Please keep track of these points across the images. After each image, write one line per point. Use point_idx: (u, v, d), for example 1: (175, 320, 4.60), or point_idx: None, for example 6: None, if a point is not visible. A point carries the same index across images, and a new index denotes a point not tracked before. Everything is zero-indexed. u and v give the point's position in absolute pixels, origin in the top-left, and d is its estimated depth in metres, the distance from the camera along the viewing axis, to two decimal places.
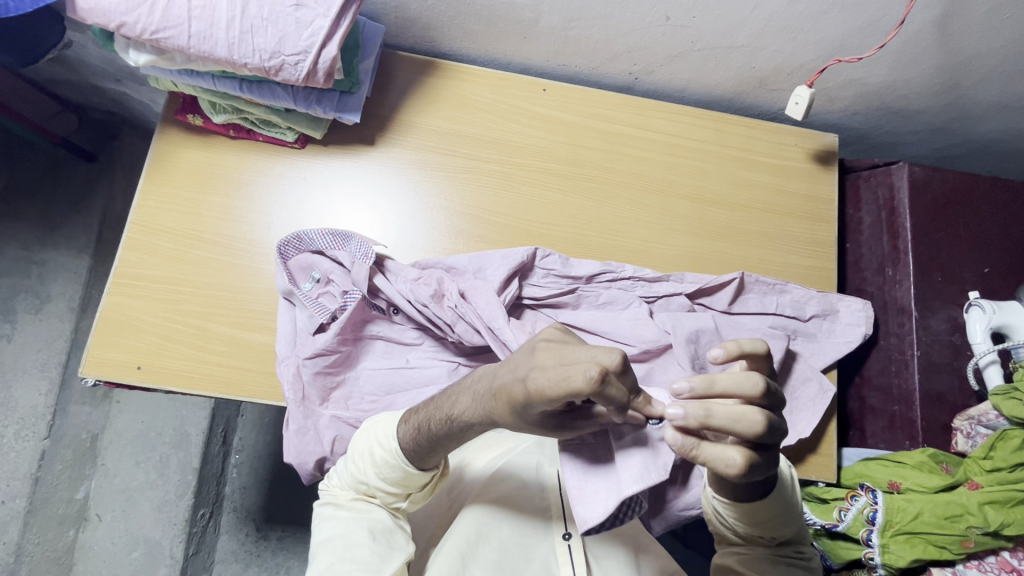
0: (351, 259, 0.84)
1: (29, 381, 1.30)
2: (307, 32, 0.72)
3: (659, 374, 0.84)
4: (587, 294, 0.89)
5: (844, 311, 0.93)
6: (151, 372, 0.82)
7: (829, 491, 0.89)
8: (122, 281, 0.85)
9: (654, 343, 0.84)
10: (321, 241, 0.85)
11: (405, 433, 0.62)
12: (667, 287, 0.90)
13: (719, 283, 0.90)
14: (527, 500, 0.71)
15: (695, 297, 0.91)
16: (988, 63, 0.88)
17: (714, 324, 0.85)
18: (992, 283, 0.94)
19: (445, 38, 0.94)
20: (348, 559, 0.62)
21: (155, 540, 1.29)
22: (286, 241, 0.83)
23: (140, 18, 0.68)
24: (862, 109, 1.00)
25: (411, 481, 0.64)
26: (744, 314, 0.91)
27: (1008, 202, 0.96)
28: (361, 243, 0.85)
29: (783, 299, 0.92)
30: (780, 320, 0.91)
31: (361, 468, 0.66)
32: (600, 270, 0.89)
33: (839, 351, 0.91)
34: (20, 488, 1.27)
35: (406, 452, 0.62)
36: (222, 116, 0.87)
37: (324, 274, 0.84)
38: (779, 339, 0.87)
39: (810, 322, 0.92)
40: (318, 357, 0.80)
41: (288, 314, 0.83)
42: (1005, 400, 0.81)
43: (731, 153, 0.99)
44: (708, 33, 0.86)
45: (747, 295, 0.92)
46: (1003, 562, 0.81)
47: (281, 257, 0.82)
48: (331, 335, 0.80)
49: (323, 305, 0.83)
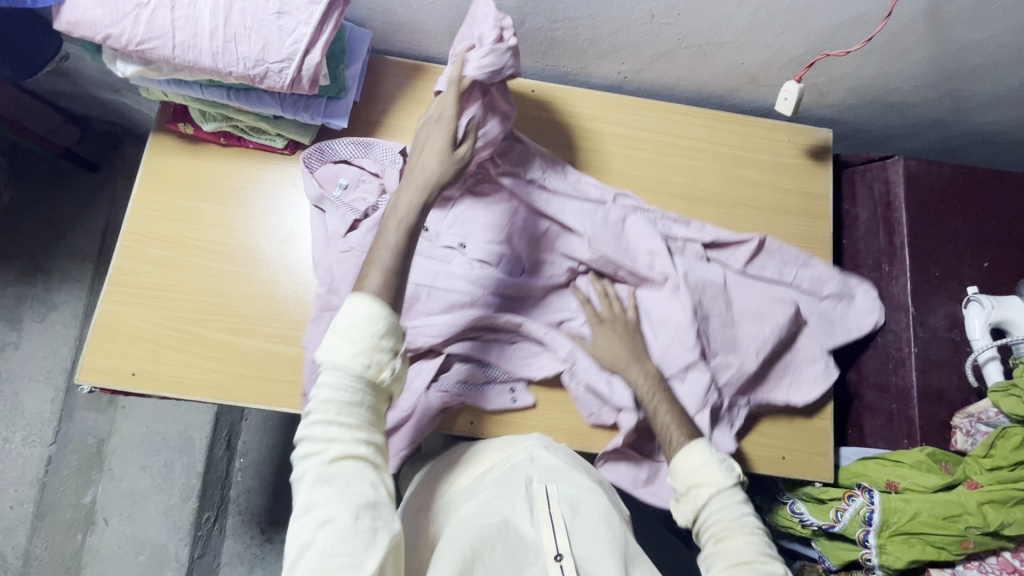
0: (380, 167, 0.90)
1: (36, 388, 1.33)
2: (290, 40, 0.72)
3: (661, 314, 0.87)
4: (611, 212, 0.91)
5: (863, 296, 0.93)
6: (146, 379, 0.83)
7: (827, 490, 0.89)
8: (116, 288, 0.86)
9: (661, 275, 0.87)
10: (346, 150, 0.90)
11: (381, 282, 0.65)
12: (686, 232, 0.92)
13: (735, 240, 0.92)
14: (520, 526, 0.66)
15: (711, 249, 0.92)
16: (982, 53, 0.86)
17: (721, 281, 0.88)
18: (993, 277, 0.92)
19: (432, 41, 0.94)
20: (329, 546, 0.53)
21: (161, 543, 1.30)
22: (309, 152, 0.88)
23: (125, 30, 0.69)
24: (856, 103, 0.98)
25: (394, 332, 0.62)
26: (758, 276, 0.92)
27: (1008, 194, 0.94)
28: (387, 150, 0.90)
29: (802, 272, 0.93)
30: (794, 290, 0.92)
31: (335, 355, 0.61)
32: (624, 194, 0.92)
33: (845, 335, 0.92)
34: (27, 493, 1.31)
35: (383, 297, 0.63)
36: (212, 124, 0.88)
37: (353, 181, 0.90)
38: (786, 305, 0.89)
39: (827, 301, 0.93)
40: (352, 252, 0.85)
41: (318, 220, 0.88)
42: (1003, 397, 0.79)
43: (722, 150, 0.99)
44: (695, 30, 0.86)
45: (766, 259, 0.92)
46: (1004, 563, 0.80)
47: (304, 166, 0.88)
48: (362, 232, 0.85)
49: (353, 206, 0.88)
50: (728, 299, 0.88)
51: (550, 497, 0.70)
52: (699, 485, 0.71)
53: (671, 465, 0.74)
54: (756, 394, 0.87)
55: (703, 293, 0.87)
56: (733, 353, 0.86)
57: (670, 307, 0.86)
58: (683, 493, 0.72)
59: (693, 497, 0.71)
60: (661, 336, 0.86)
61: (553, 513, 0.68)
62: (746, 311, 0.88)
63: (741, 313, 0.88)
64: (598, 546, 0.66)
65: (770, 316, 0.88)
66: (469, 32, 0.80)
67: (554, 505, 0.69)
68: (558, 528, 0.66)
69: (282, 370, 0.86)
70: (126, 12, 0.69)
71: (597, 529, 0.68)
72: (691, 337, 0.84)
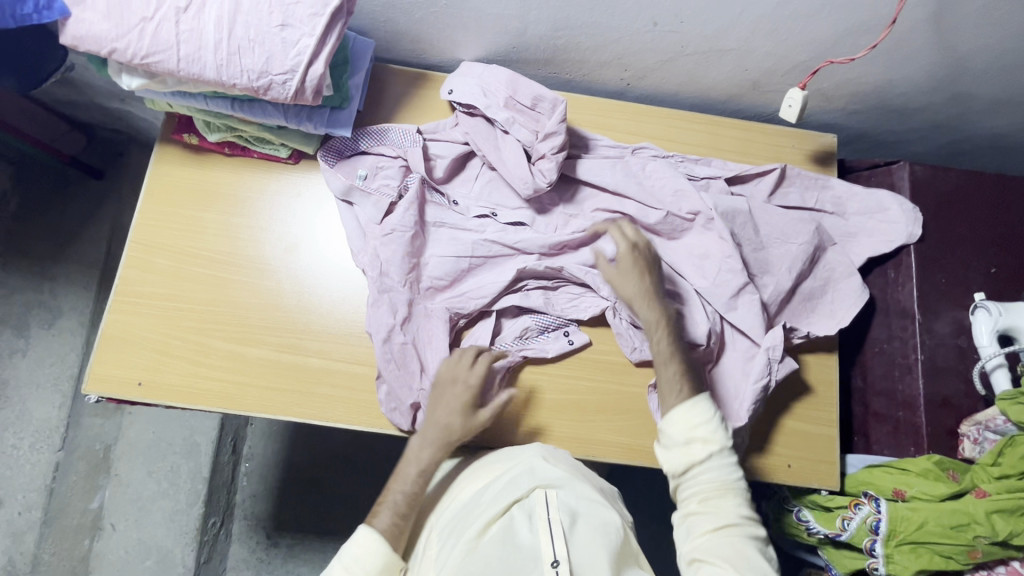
0: (400, 150, 0.91)
1: (42, 395, 1.34)
2: (293, 52, 0.72)
3: (696, 247, 0.89)
4: (631, 163, 0.92)
5: (896, 213, 0.92)
6: (151, 389, 0.84)
7: (832, 498, 0.89)
8: (121, 299, 0.86)
9: (692, 212, 0.89)
10: (361, 143, 0.91)
11: (391, 522, 0.77)
12: (707, 170, 0.94)
13: (757, 172, 0.94)
14: (519, 535, 0.67)
15: (733, 183, 0.94)
16: (988, 58, 0.86)
17: (748, 207, 0.90)
18: (1000, 284, 0.91)
19: (435, 50, 0.95)
20: None
21: (167, 548, 1.31)
22: (325, 150, 0.90)
23: (130, 44, 0.69)
24: (860, 108, 0.98)
25: (388, 568, 0.75)
26: (783, 204, 0.94)
27: (1015, 199, 0.93)
28: (403, 133, 0.91)
29: (824, 195, 0.95)
30: (817, 215, 0.94)
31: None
32: (641, 146, 0.94)
33: (878, 247, 0.92)
34: (35, 499, 1.31)
35: (392, 538, 0.76)
36: (216, 134, 0.88)
37: (370, 169, 0.90)
38: (810, 223, 0.91)
39: (852, 220, 0.95)
40: (395, 234, 0.86)
41: (349, 213, 0.90)
42: (1012, 405, 0.78)
43: (725, 156, 0.98)
44: (698, 37, 0.86)
45: (788, 189, 0.95)
46: (1012, 573, 0.79)
47: (323, 163, 0.89)
48: (401, 213, 0.86)
49: (386, 192, 0.89)
50: (756, 226, 0.90)
51: (551, 504, 0.70)
52: (699, 448, 0.74)
53: (670, 416, 0.75)
54: (797, 321, 0.90)
55: (733, 220, 0.89)
56: (766, 275, 0.89)
57: (705, 242, 0.89)
58: (681, 445, 0.75)
59: (691, 452, 0.74)
60: (693, 270, 0.88)
61: (553, 520, 0.68)
62: (773, 237, 0.90)
63: (767, 237, 0.90)
64: (595, 553, 0.66)
65: (794, 235, 0.90)
66: (536, 120, 0.89)
67: (555, 512, 0.69)
68: (556, 535, 0.67)
69: (286, 379, 0.86)
70: (132, 26, 0.69)
71: (595, 537, 0.68)
72: (737, 261, 0.86)
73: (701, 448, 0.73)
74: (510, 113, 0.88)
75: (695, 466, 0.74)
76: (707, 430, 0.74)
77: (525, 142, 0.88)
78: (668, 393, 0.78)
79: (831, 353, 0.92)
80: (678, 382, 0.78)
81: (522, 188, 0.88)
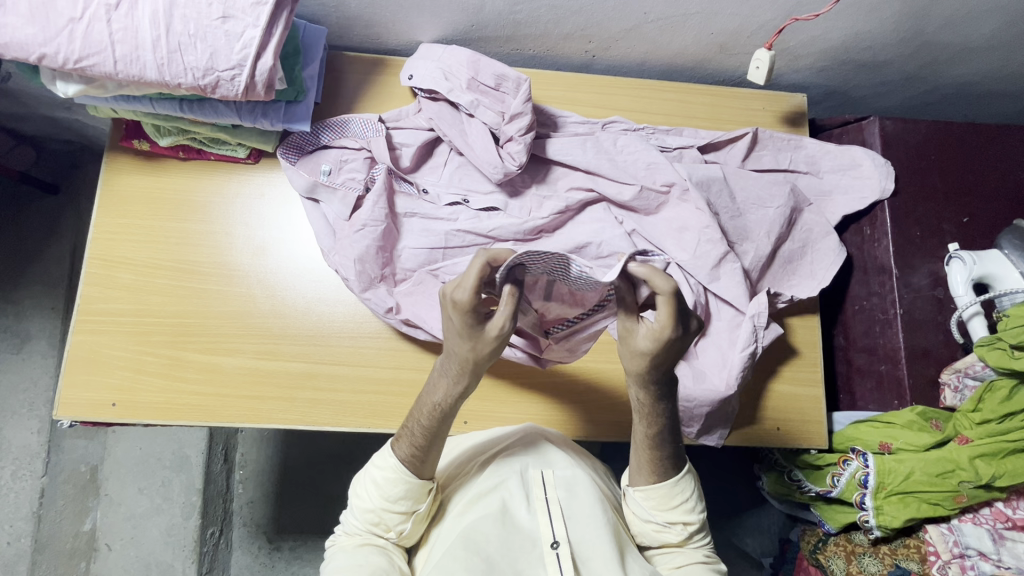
0: (363, 141, 0.88)
1: (19, 422, 1.29)
2: (238, 45, 0.69)
3: (673, 218, 0.88)
4: (601, 139, 0.90)
5: (868, 167, 0.92)
6: (127, 408, 0.81)
7: (822, 457, 0.92)
8: (85, 318, 0.83)
9: (666, 185, 0.88)
10: (323, 137, 0.88)
11: (409, 453, 0.66)
12: (679, 140, 0.92)
13: (729, 138, 0.93)
14: (519, 515, 0.66)
15: (706, 152, 0.93)
16: (950, 7, 0.85)
17: (722, 174, 0.89)
18: (975, 232, 0.92)
19: (392, 33, 0.91)
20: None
21: (167, 562, 1.29)
22: (287, 145, 0.86)
23: (60, 48, 0.65)
24: (828, 65, 0.97)
25: (411, 496, 0.67)
26: (757, 168, 0.93)
27: (984, 147, 0.93)
28: (364, 123, 0.88)
29: (797, 155, 0.94)
30: (792, 176, 0.94)
31: (367, 496, 0.68)
32: (611, 120, 0.92)
33: (853, 205, 0.92)
34: (24, 528, 1.28)
35: (411, 467, 0.66)
36: (168, 139, 0.84)
37: (333, 163, 0.87)
38: (784, 186, 0.90)
39: (826, 178, 0.94)
40: (367, 228, 0.83)
41: (316, 211, 0.87)
42: (989, 350, 0.79)
43: (697, 123, 0.97)
44: (660, 3, 0.83)
45: (761, 152, 0.94)
46: (997, 513, 0.82)
47: (284, 161, 0.86)
48: (369, 207, 0.84)
49: (352, 185, 0.86)
50: (731, 192, 0.89)
51: (546, 482, 0.69)
52: (675, 514, 0.71)
53: (636, 496, 0.72)
54: (780, 285, 0.90)
55: (709, 190, 0.88)
56: (745, 241, 0.88)
57: (683, 214, 0.88)
58: (657, 526, 0.72)
59: (663, 535, 0.72)
60: (672, 242, 0.88)
61: (550, 500, 0.67)
62: (750, 202, 0.89)
63: (744, 203, 0.89)
64: (593, 529, 0.66)
65: (770, 199, 0.89)
66: (501, 101, 0.86)
67: (551, 490, 0.68)
68: (554, 514, 0.66)
69: (266, 387, 0.84)
70: (60, 28, 0.64)
71: (592, 511, 0.67)
72: (716, 231, 0.85)
73: (680, 531, 0.71)
74: (473, 96, 0.85)
75: (668, 527, 0.72)
76: (686, 495, 0.72)
77: (491, 125, 0.85)
78: (637, 472, 0.72)
79: (813, 315, 0.93)
80: (647, 465, 0.71)
81: (491, 172, 0.85)
